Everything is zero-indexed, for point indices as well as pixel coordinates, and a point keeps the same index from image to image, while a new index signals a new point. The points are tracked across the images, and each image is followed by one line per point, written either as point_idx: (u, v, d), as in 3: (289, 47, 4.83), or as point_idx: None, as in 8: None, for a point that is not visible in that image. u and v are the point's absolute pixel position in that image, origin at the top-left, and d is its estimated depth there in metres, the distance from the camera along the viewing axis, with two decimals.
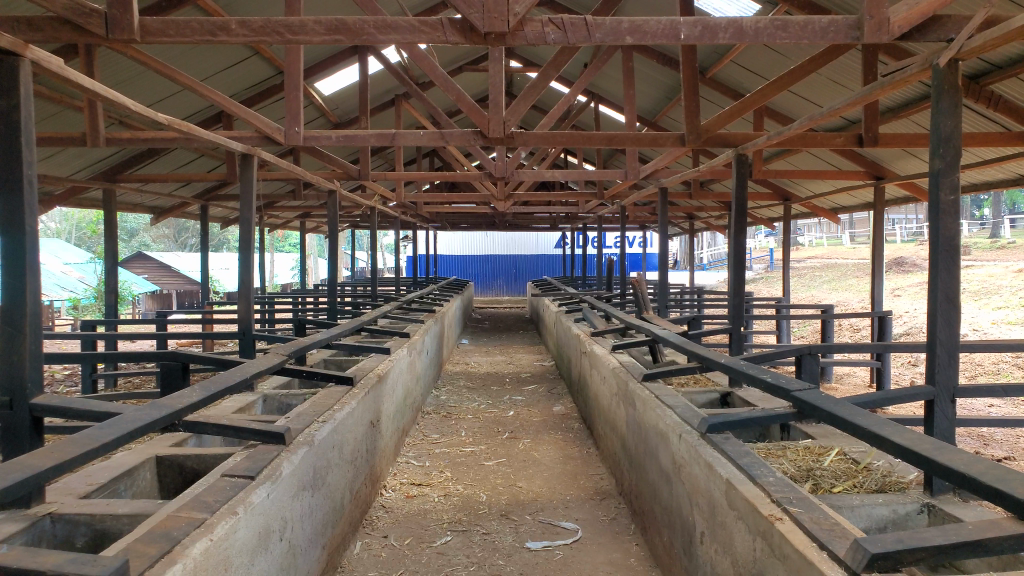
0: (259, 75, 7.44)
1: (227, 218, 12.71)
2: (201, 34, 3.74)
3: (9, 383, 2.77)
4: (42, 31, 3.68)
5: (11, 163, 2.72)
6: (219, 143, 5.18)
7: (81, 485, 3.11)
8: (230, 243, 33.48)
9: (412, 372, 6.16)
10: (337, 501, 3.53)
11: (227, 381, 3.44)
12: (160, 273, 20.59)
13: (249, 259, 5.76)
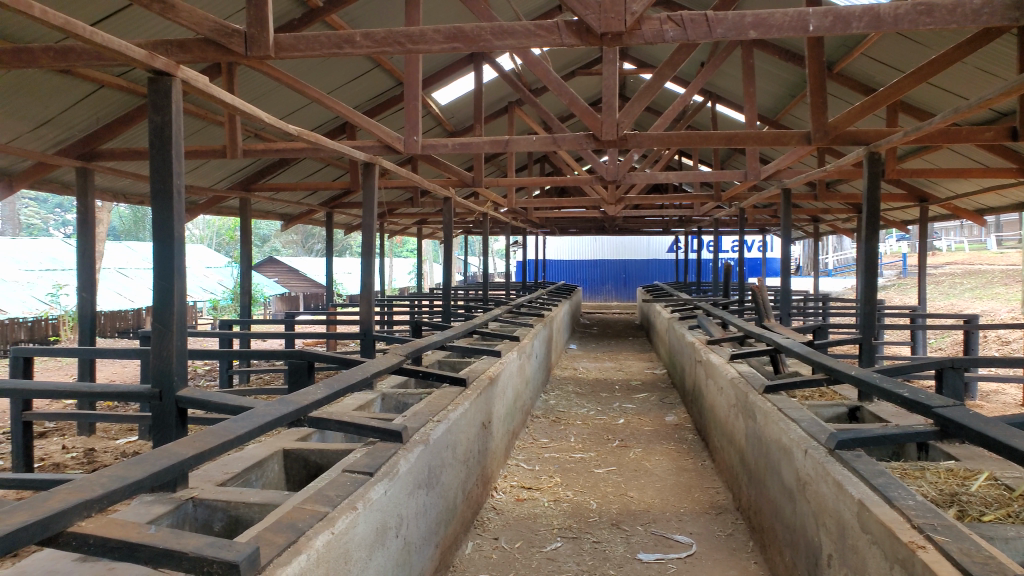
0: (380, 87, 7.68)
1: (350, 225, 13.19)
2: (328, 47, 3.84)
3: (160, 377, 3.19)
4: (190, 51, 3.89)
5: (165, 176, 3.10)
6: (344, 152, 5.35)
7: (218, 473, 3.29)
8: (351, 249, 34.85)
9: (522, 376, 6.16)
10: (450, 501, 3.56)
11: (350, 378, 3.53)
12: (289, 276, 21.72)
13: (370, 263, 5.92)
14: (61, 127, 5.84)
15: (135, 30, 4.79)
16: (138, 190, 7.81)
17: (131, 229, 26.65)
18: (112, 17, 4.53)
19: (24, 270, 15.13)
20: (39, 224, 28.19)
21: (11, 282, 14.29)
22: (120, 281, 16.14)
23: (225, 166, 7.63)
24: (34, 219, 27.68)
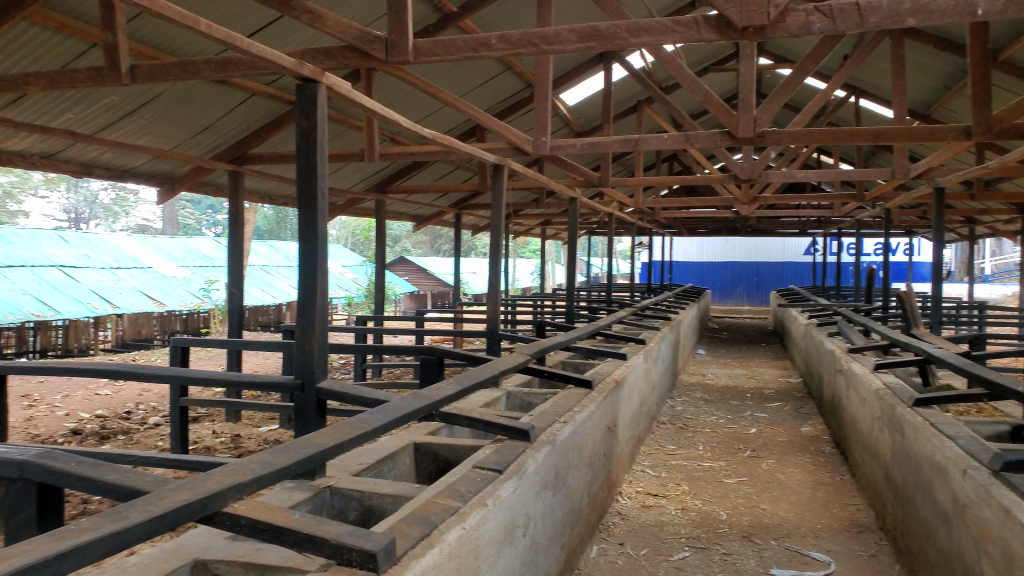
0: (510, 89, 7.77)
1: (477, 226, 13.42)
2: (465, 50, 3.91)
3: (303, 369, 3.39)
4: (334, 59, 4.06)
5: (310, 178, 3.29)
6: (475, 154, 5.45)
7: (354, 463, 3.43)
8: (477, 249, 35.47)
9: (648, 380, 6.06)
10: (576, 502, 3.54)
11: (478, 376, 3.58)
12: (418, 275, 22.39)
13: (498, 262, 5.99)
14: (216, 133, 6.28)
15: (284, 41, 5.08)
16: (283, 192, 8.28)
17: (274, 229, 28.29)
18: (264, 29, 4.83)
19: (183, 266, 16.43)
20: (195, 224, 30.50)
21: (171, 278, 15.53)
22: (265, 278, 17.20)
23: (361, 168, 7.96)
24: (190, 220, 29.97)
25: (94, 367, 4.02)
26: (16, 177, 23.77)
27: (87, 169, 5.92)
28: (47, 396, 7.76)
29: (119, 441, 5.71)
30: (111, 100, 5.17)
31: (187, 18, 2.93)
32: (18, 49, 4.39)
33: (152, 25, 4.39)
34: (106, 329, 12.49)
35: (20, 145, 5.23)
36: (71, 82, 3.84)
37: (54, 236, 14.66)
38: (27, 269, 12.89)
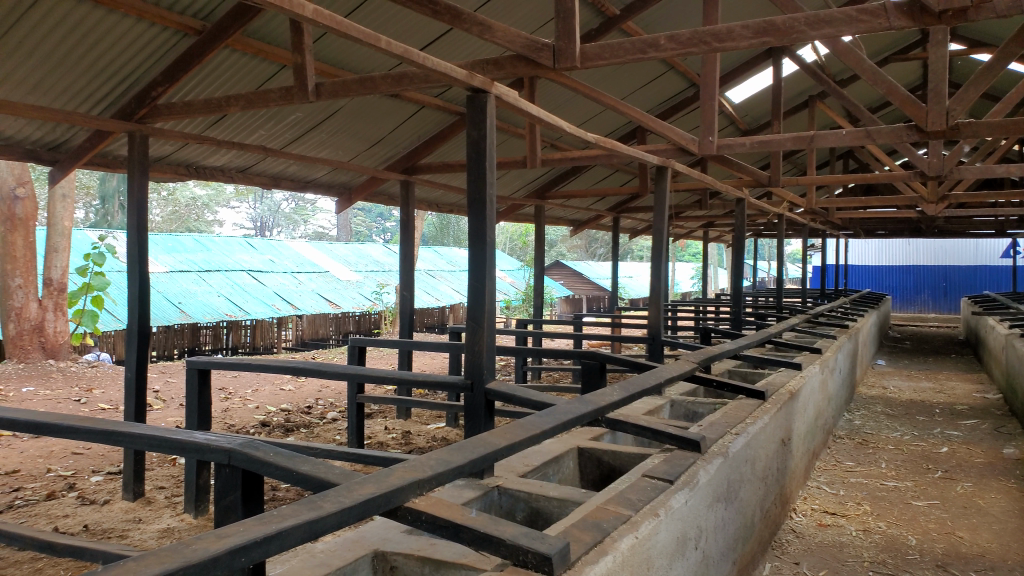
0: (673, 89, 7.62)
1: (636, 230, 13.25)
2: (632, 53, 3.86)
3: (473, 371, 3.53)
4: (503, 68, 4.14)
5: (480, 185, 3.45)
6: (639, 157, 5.39)
7: (521, 465, 3.49)
8: (635, 252, 35.12)
9: (824, 392, 5.72)
10: (749, 517, 3.40)
11: (645, 383, 3.53)
12: (574, 279, 22.48)
13: (661, 267, 5.89)
14: (389, 145, 6.63)
15: (454, 53, 5.27)
16: (450, 200, 8.59)
17: (437, 235, 29.43)
18: (436, 41, 5.03)
19: (355, 271, 17.45)
20: (365, 231, 32.36)
21: (345, 281, 16.53)
22: (429, 282, 17.93)
23: (523, 174, 8.11)
24: (361, 227, 31.81)
25: (283, 365, 4.34)
26: (211, 191, 26.30)
27: (276, 181, 6.42)
28: (240, 390, 8.51)
29: (303, 433, 6.16)
30: (297, 117, 5.59)
31: (371, 37, 3.13)
32: (220, 74, 4.83)
33: (334, 44, 4.70)
34: (288, 328, 13.52)
35: (220, 161, 5.74)
36: (265, 102, 4.18)
37: (243, 243, 16.15)
38: (222, 274, 14.24)
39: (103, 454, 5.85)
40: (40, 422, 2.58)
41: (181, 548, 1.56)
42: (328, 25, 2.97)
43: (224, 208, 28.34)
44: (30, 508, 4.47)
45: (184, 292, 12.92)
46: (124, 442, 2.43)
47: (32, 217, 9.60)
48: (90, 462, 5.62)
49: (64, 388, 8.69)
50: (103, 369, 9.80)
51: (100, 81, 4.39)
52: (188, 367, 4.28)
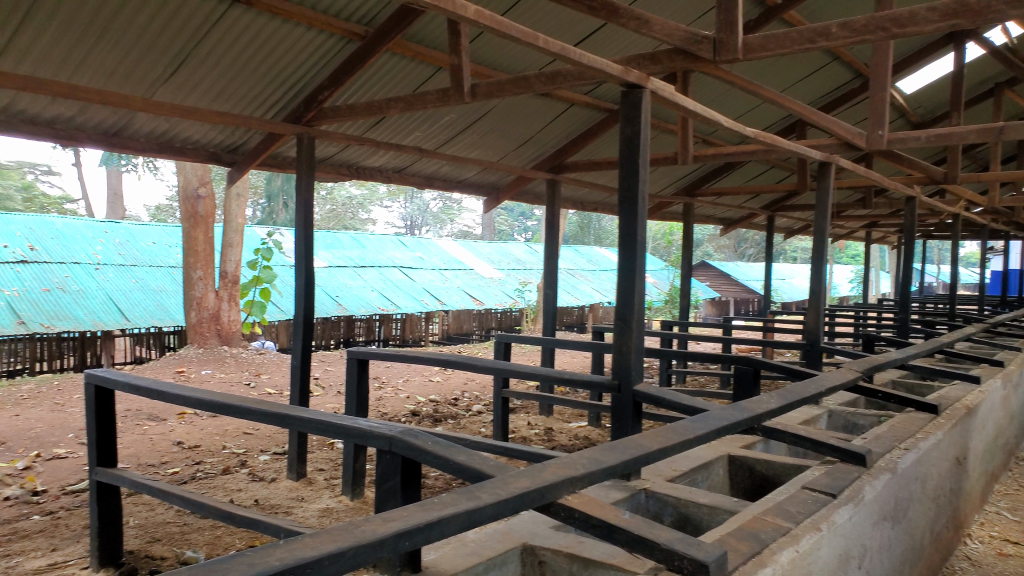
0: (837, 81, 7.20)
1: (791, 230, 12.64)
2: (800, 42, 3.67)
3: (621, 371, 3.53)
4: (660, 62, 4.05)
5: (632, 181, 3.50)
6: (799, 152, 5.14)
7: (669, 469, 3.43)
8: (788, 253, 33.48)
9: (1005, 408, 5.21)
10: (918, 539, 3.16)
11: (805, 391, 3.36)
12: (720, 280, 21.77)
13: (821, 268, 5.60)
14: (538, 145, 6.69)
15: (607, 49, 5.24)
16: (596, 198, 8.56)
17: (579, 234, 29.36)
18: (590, 37, 5.02)
19: (499, 269, 17.76)
20: (508, 230, 32.88)
21: (489, 278, 16.83)
22: (571, 281, 17.95)
23: (671, 172, 7.94)
24: (505, 225, 32.33)
25: (436, 357, 4.46)
26: (366, 190, 27.69)
27: (429, 181, 6.65)
28: (392, 379, 8.93)
29: (450, 424, 6.35)
30: (452, 118, 5.76)
31: (529, 35, 3.19)
32: (380, 78, 5.05)
33: (489, 45, 4.79)
34: (435, 322, 14.05)
35: (378, 162, 6.02)
36: (422, 104, 4.33)
37: (395, 241, 16.85)
38: (375, 270, 14.93)
39: (271, 435, 6.29)
40: (225, 403, 2.83)
41: (351, 528, 1.64)
42: (489, 26, 3.04)
43: (377, 206, 29.75)
44: (208, 480, 4.89)
45: (341, 286, 13.66)
46: (294, 424, 2.60)
47: (211, 214, 10.46)
48: (259, 441, 6.06)
49: (236, 372, 9.45)
50: (269, 356, 10.55)
51: (274, 87, 4.71)
52: (348, 356, 4.52)
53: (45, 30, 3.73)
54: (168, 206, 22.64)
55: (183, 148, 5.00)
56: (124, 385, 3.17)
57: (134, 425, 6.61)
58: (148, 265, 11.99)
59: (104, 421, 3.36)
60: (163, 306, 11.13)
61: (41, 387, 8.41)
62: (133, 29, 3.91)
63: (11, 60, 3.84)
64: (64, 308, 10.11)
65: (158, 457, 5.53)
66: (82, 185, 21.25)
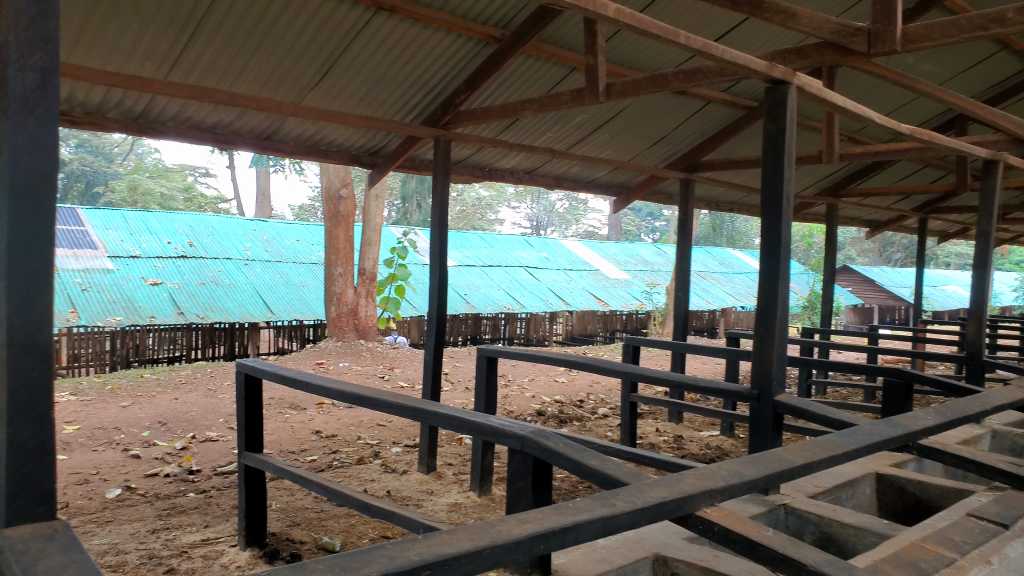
0: (1006, 71, 6.60)
1: (946, 234, 11.73)
2: (969, 30, 3.37)
3: (761, 380, 3.43)
4: (808, 57, 3.83)
5: (776, 181, 3.43)
6: (961, 150, 4.75)
7: (810, 486, 3.29)
8: (941, 258, 31.13)
9: None
10: None
11: (969, 408, 3.09)
12: (864, 287, 20.54)
13: (986, 276, 5.18)
14: (672, 144, 6.55)
15: (749, 44, 5.04)
16: (731, 199, 8.28)
17: (710, 236, 28.55)
18: (731, 32, 4.84)
19: (626, 270, 17.55)
20: (635, 231, 32.44)
21: (616, 280, 16.66)
22: (702, 284, 17.47)
23: (813, 171, 7.56)
24: (632, 225, 31.92)
25: (564, 357, 4.43)
26: (494, 192, 28.16)
27: (559, 182, 6.64)
28: (518, 378, 9.02)
29: (576, 426, 6.31)
30: (584, 118, 5.72)
31: (671, 32, 3.12)
32: (515, 80, 5.09)
33: (626, 42, 4.72)
34: (559, 322, 14.02)
35: (510, 164, 6.08)
36: (557, 104, 4.33)
37: (522, 241, 17.01)
38: (503, 269, 15.14)
39: (402, 428, 6.49)
40: (363, 395, 2.93)
41: (487, 527, 1.64)
42: (629, 24, 2.99)
43: (504, 206, 30.18)
44: (344, 469, 5.09)
45: (469, 284, 13.93)
46: (428, 419, 2.66)
47: (351, 214, 10.93)
48: (391, 434, 6.26)
49: (371, 365, 9.83)
50: (402, 351, 10.90)
51: (414, 91, 4.85)
52: (479, 354, 4.59)
53: (211, 43, 4.01)
54: (309, 206, 23.92)
55: (328, 150, 5.25)
56: (271, 374, 3.34)
57: (278, 412, 7.01)
58: (292, 261, 12.69)
59: (252, 407, 3.56)
60: (305, 301, 11.76)
61: (196, 374, 9.08)
62: (286, 39, 4.14)
63: (181, 72, 4.15)
64: (217, 301, 10.88)
65: (298, 445, 5.82)
66: (235, 186, 22.82)
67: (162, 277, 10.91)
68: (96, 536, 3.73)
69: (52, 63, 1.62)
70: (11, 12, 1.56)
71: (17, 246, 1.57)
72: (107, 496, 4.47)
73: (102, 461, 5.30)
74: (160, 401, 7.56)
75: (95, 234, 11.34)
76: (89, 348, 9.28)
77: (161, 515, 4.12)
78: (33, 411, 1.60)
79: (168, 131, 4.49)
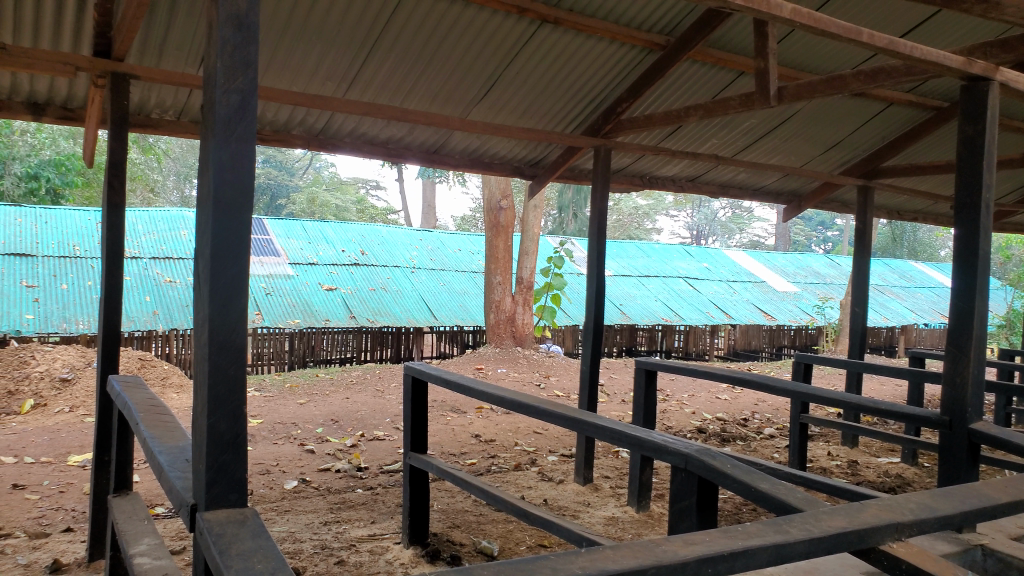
0: None
1: None
2: None
3: (953, 406, 3.13)
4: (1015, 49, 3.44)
5: (974, 188, 3.13)
6: None
7: (1012, 527, 2.99)
8: None
9: None
10: None
11: None
12: None
13: None
14: (848, 149, 6.15)
15: (941, 39, 4.63)
16: (915, 206, 7.66)
17: (889, 246, 26.58)
18: (920, 26, 4.48)
19: (794, 282, 16.67)
20: (805, 241, 30.80)
21: (783, 292, 15.87)
22: (879, 298, 16.28)
23: (1014, 176, 6.84)
24: (801, 235, 30.35)
25: (728, 373, 4.25)
26: (653, 201, 27.77)
27: (724, 189, 6.42)
28: (677, 392, 8.80)
29: (740, 445, 6.06)
30: (752, 123, 5.50)
31: (853, 31, 2.93)
32: (679, 87, 4.98)
33: (800, 42, 4.48)
34: (721, 337, 13.78)
35: (671, 171, 5.96)
36: (724, 110, 4.17)
37: (682, 251, 16.65)
38: (661, 279, 14.88)
39: (559, 437, 6.52)
40: (523, 403, 2.95)
41: (652, 546, 1.59)
42: (805, 24, 2.82)
43: (663, 215, 29.69)
44: (502, 474, 5.18)
45: (625, 295, 13.79)
46: (587, 430, 2.63)
47: (511, 225, 11.11)
48: (548, 442, 6.30)
49: (528, 372, 9.97)
50: (558, 360, 10.97)
51: (576, 102, 4.87)
52: (637, 367, 4.51)
53: (384, 62, 4.23)
54: (470, 216, 24.71)
55: (492, 163, 5.39)
56: (436, 377, 3.43)
57: (439, 415, 7.26)
58: (454, 269, 13.12)
59: (418, 409, 3.69)
60: (465, 307, 12.07)
61: (365, 375, 9.60)
62: (453, 55, 4.27)
63: (358, 90, 4.41)
64: (385, 306, 11.42)
65: (459, 447, 6.00)
66: (402, 198, 23.99)
67: (336, 283, 11.62)
68: (276, 523, 4.02)
69: (252, 84, 1.75)
70: (217, 40, 1.72)
71: (219, 253, 1.71)
72: (286, 487, 4.81)
73: (282, 454, 5.71)
74: (333, 399, 8.05)
75: (278, 242, 12.29)
76: (270, 348, 10.16)
77: (333, 508, 4.37)
78: (229, 405, 1.73)
79: (345, 146, 4.77)
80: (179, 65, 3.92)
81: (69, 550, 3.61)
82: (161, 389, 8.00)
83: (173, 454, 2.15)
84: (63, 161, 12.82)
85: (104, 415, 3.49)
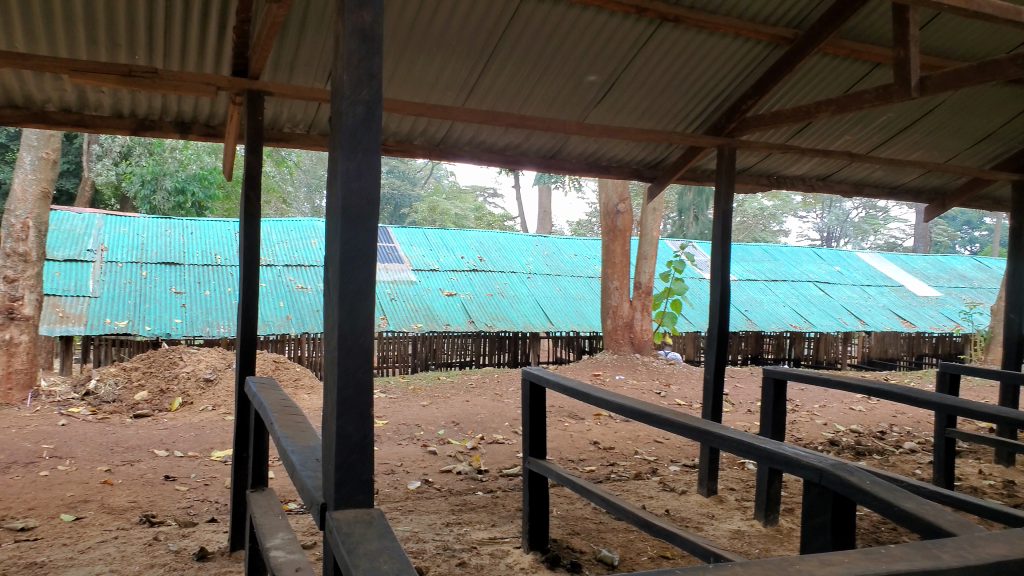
0: None
1: None
2: None
3: None
4: None
5: None
6: None
7: None
8: None
9: None
10: None
11: None
12: None
13: None
14: (1001, 140, 5.66)
15: None
16: None
17: None
18: None
19: (937, 286, 15.54)
20: (948, 241, 28.69)
21: (925, 297, 14.84)
22: None
23: None
24: (944, 235, 28.28)
25: (864, 383, 3.99)
26: (779, 201, 26.72)
27: (858, 188, 6.06)
28: (807, 403, 8.36)
29: (877, 459, 5.69)
30: (890, 117, 5.16)
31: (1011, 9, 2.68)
32: (809, 81, 4.75)
33: (945, 27, 4.17)
34: (853, 344, 13.07)
35: (800, 170, 5.69)
36: (859, 103, 3.93)
37: (812, 253, 15.89)
38: (789, 283, 14.25)
39: (680, 446, 6.36)
40: (644, 411, 2.87)
41: (785, 565, 1.49)
42: (954, 6, 2.61)
43: (790, 216, 28.48)
44: (623, 482, 5.10)
45: (750, 300, 13.32)
46: (712, 440, 2.52)
47: (628, 228, 10.97)
48: (669, 451, 6.15)
49: (647, 380, 9.79)
50: (679, 367, 10.70)
51: (697, 100, 4.74)
52: (765, 376, 4.32)
53: (502, 70, 4.26)
54: (588, 221, 24.61)
55: (610, 166, 5.33)
56: (554, 383, 3.40)
57: (558, 420, 7.24)
58: (570, 274, 13.11)
59: (536, 414, 3.67)
60: (583, 313, 12.02)
61: (484, 378, 9.73)
62: (572, 59, 4.25)
63: (477, 99, 4.47)
64: (503, 311, 11.55)
65: (577, 453, 5.96)
66: (520, 204, 24.22)
67: (457, 288, 11.86)
68: (401, 522, 4.12)
69: (376, 95, 1.79)
70: (343, 53, 1.77)
71: (347, 261, 1.76)
72: (409, 487, 4.93)
73: (405, 454, 5.87)
74: (453, 402, 8.20)
75: (403, 250, 12.68)
76: (395, 351, 10.48)
77: (455, 509, 4.44)
78: (356, 407, 1.77)
79: (464, 155, 4.84)
80: (309, 80, 4.10)
81: (212, 539, 3.83)
82: (295, 390, 8.43)
83: (305, 453, 2.22)
84: (206, 175, 13.80)
85: (242, 413, 3.69)
